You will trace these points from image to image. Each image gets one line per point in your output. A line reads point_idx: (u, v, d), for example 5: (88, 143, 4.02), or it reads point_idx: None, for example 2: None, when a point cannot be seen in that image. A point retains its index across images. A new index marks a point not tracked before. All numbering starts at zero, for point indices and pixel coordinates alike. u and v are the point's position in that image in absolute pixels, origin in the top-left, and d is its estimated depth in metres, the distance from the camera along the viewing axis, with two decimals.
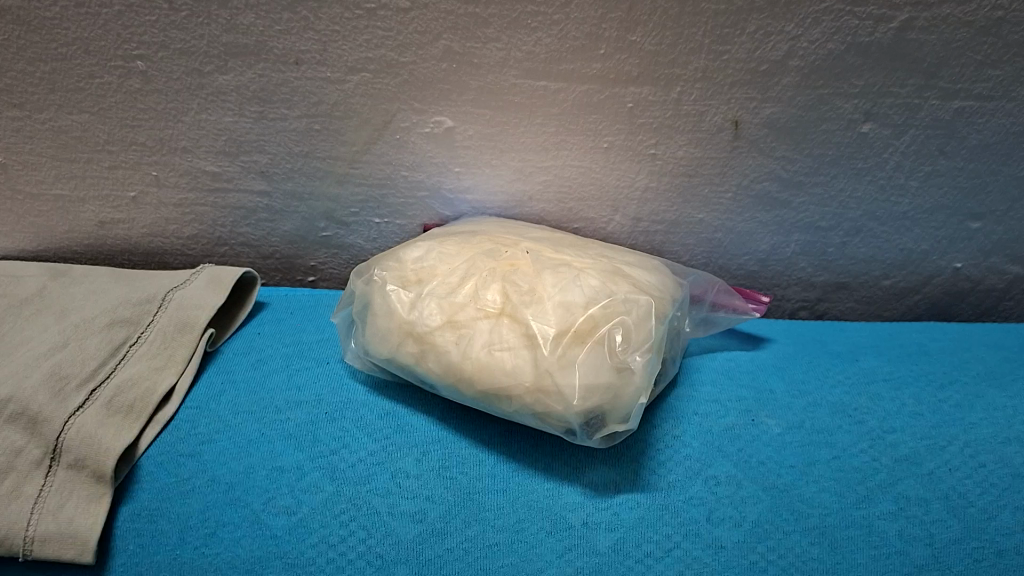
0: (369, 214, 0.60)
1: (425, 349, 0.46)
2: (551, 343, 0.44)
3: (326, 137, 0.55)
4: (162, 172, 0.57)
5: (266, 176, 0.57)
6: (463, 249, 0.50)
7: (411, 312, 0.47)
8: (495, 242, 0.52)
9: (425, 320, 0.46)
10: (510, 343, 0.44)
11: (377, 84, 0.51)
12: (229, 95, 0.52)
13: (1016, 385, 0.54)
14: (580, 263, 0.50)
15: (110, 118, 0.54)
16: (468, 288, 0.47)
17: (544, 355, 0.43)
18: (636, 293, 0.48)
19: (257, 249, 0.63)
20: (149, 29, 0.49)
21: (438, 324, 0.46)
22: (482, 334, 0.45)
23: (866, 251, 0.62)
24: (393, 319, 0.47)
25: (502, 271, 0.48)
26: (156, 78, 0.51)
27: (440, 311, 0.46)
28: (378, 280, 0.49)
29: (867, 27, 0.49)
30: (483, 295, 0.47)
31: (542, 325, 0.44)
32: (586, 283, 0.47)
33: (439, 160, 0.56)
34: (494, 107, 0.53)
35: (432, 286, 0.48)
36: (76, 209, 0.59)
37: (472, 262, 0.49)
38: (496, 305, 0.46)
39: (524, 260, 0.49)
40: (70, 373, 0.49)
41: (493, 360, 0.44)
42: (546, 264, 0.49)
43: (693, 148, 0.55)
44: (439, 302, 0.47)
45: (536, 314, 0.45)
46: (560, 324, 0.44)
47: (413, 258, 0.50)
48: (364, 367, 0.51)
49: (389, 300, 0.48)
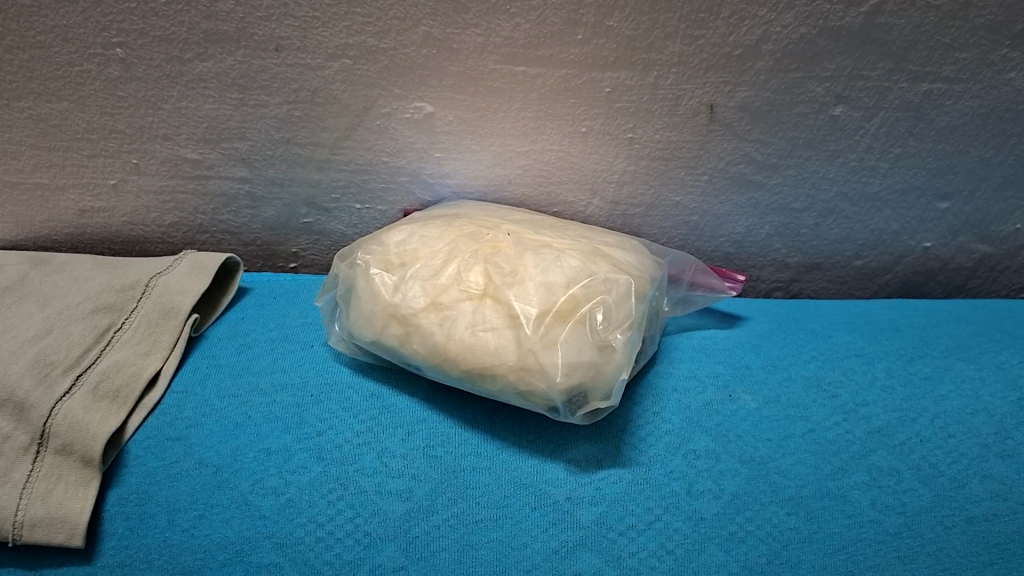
0: (349, 200, 0.60)
1: (410, 331, 0.46)
2: (534, 323, 0.45)
3: (307, 123, 0.55)
4: (142, 160, 0.57)
5: (246, 162, 0.58)
6: (446, 232, 0.51)
7: (394, 295, 0.47)
8: (477, 225, 0.52)
9: (409, 303, 0.47)
10: (493, 324, 0.45)
11: (357, 70, 0.52)
12: (210, 82, 0.52)
13: (982, 359, 0.56)
14: (560, 244, 0.51)
15: (89, 106, 0.54)
16: (451, 271, 0.48)
17: (527, 335, 0.44)
18: (616, 273, 0.49)
19: (239, 236, 0.63)
20: (128, 16, 0.49)
21: (421, 306, 0.46)
22: (466, 315, 0.46)
23: (838, 232, 0.64)
24: (378, 301, 0.48)
25: (484, 253, 0.49)
26: (136, 66, 0.51)
27: (424, 294, 0.47)
28: (361, 264, 0.50)
29: (838, 12, 0.50)
30: (466, 277, 0.47)
31: (525, 306, 0.45)
32: (566, 262, 0.48)
33: (419, 145, 0.57)
34: (473, 92, 0.53)
35: (415, 270, 0.48)
36: (56, 198, 0.59)
37: (454, 244, 0.50)
38: (479, 287, 0.47)
39: (505, 242, 0.50)
40: (56, 360, 0.49)
41: (477, 341, 0.45)
42: (527, 246, 0.50)
43: (670, 132, 0.56)
44: (422, 285, 0.47)
45: (518, 295, 0.46)
46: (542, 304, 0.45)
47: (396, 241, 0.51)
48: (351, 350, 0.52)
49: (373, 283, 0.49)
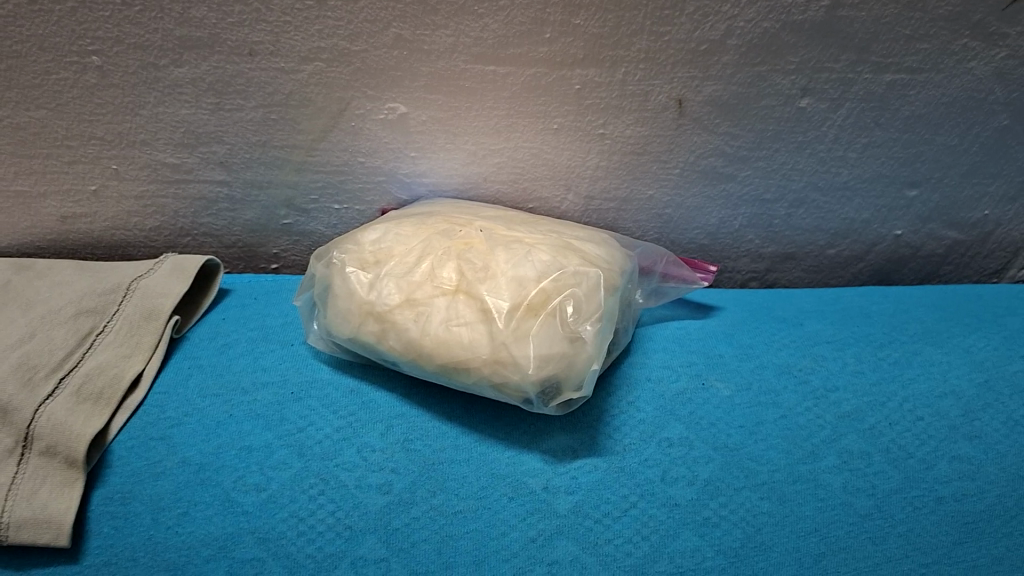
0: (328, 201, 0.61)
1: (386, 328, 0.47)
2: (506, 316, 0.46)
3: (283, 126, 0.56)
4: (122, 165, 0.58)
5: (225, 166, 0.58)
6: (419, 230, 0.52)
7: (370, 292, 0.48)
8: (450, 222, 0.53)
9: (384, 300, 0.48)
10: (467, 318, 0.46)
11: (330, 73, 0.53)
12: (185, 87, 0.53)
13: (950, 343, 0.58)
14: (531, 239, 0.52)
15: (68, 114, 0.54)
16: (425, 268, 0.49)
17: (499, 328, 0.45)
18: (585, 265, 0.50)
19: (220, 238, 0.64)
20: (102, 24, 0.50)
21: (397, 303, 0.47)
22: (440, 311, 0.47)
23: (809, 221, 0.65)
24: (354, 299, 0.49)
25: (456, 250, 0.50)
26: (112, 73, 0.52)
27: (398, 291, 0.48)
28: (337, 263, 0.51)
29: (800, 6, 0.51)
30: (439, 273, 0.48)
31: (497, 299, 0.46)
32: (536, 255, 0.49)
33: (394, 145, 0.58)
34: (445, 93, 0.54)
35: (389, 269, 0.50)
36: (38, 205, 0.60)
37: (428, 241, 0.51)
38: (452, 283, 0.48)
39: (477, 237, 0.51)
40: (39, 363, 0.50)
41: (452, 336, 0.46)
42: (499, 242, 0.51)
43: (641, 127, 0.57)
44: (397, 282, 0.48)
45: (490, 290, 0.47)
46: (513, 298, 0.46)
47: (370, 240, 0.52)
48: (332, 348, 0.54)
49: (349, 281, 0.50)
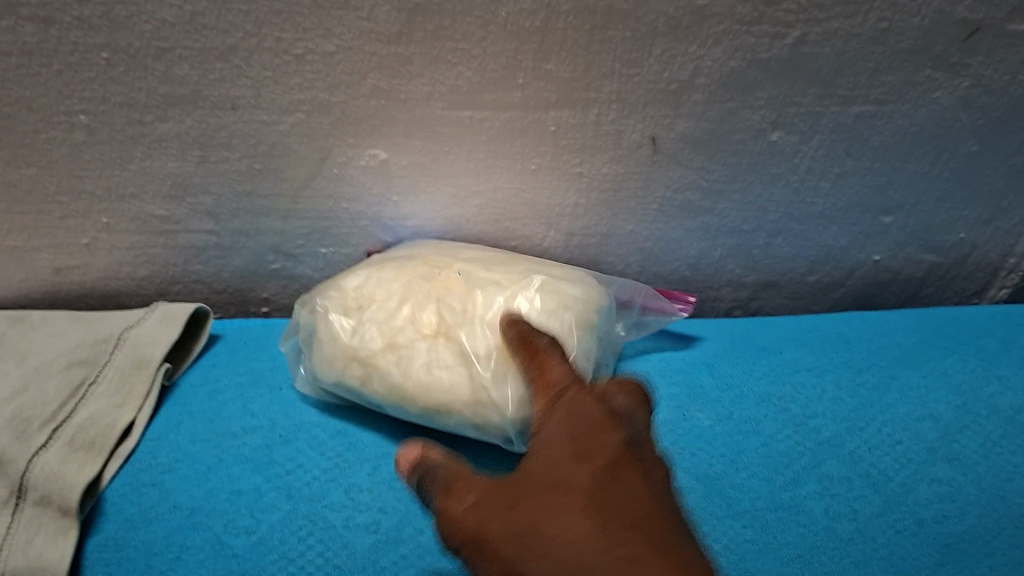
0: (314, 245, 0.63)
1: (369, 372, 0.49)
2: (483, 360, 0.48)
3: (268, 176, 0.58)
4: (112, 218, 0.59)
5: (212, 215, 0.60)
6: (401, 273, 0.52)
7: (353, 337, 0.50)
8: (431, 266, 0.53)
9: (367, 344, 0.50)
10: (445, 362, 0.48)
11: (311, 123, 0.54)
12: (171, 141, 0.55)
13: (927, 367, 0.60)
14: (510, 278, 0.52)
15: (58, 171, 0.56)
16: (406, 312, 0.51)
17: (476, 372, 0.47)
18: (560, 303, 0.51)
19: (210, 285, 0.65)
20: (89, 85, 0.52)
21: (378, 347, 0.49)
22: (420, 355, 0.49)
23: (788, 250, 0.66)
24: (337, 344, 0.50)
25: (436, 293, 0.51)
26: (100, 130, 0.54)
27: (380, 335, 0.50)
28: (321, 309, 0.52)
29: (764, 45, 0.52)
30: (420, 317, 0.50)
31: (474, 342, 0.48)
32: (511, 294, 0.51)
33: (376, 190, 0.59)
34: (424, 138, 0.56)
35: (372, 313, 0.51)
36: (31, 259, 0.62)
37: (408, 280, 0.52)
38: (431, 326, 0.50)
39: (455, 275, 0.52)
40: (33, 416, 0.51)
41: (431, 379, 0.48)
42: (477, 282, 0.52)
43: (616, 165, 0.59)
44: (378, 326, 0.50)
45: (469, 333, 0.49)
46: (490, 341, 0.48)
47: (352, 285, 0.53)
48: (317, 392, 0.55)
49: (333, 327, 0.51)
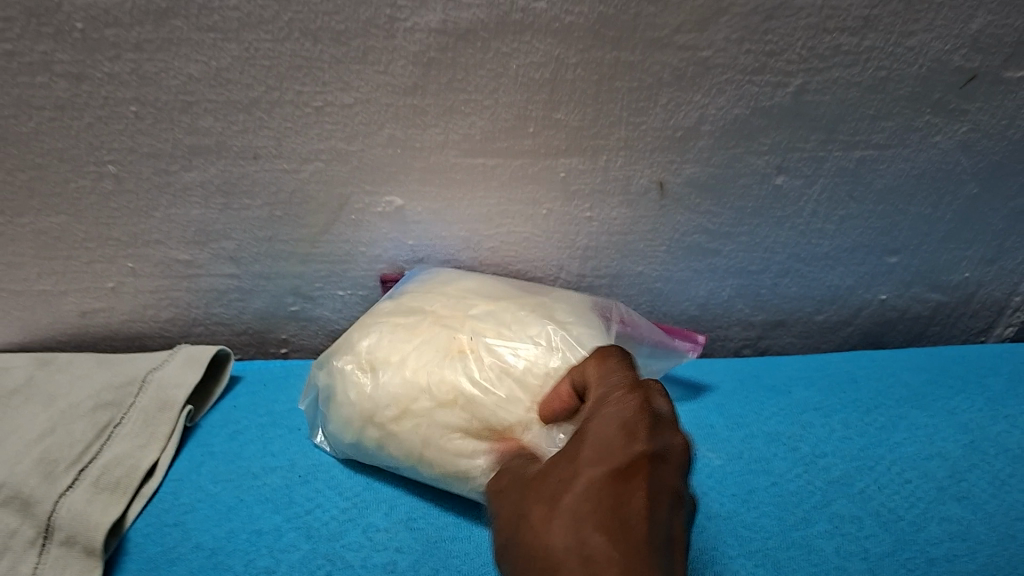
0: (332, 288, 0.64)
1: (386, 437, 0.51)
2: (498, 434, 0.49)
3: (288, 222, 0.59)
4: (138, 263, 0.61)
5: (234, 260, 0.62)
6: (416, 333, 0.53)
7: (369, 402, 0.51)
8: (446, 322, 0.54)
9: (383, 410, 0.51)
10: (461, 432, 0.49)
11: (330, 171, 0.56)
12: (196, 190, 0.57)
13: (935, 406, 0.61)
14: (528, 337, 0.53)
15: (86, 218, 0.58)
16: (421, 375, 0.51)
17: (492, 447, 0.49)
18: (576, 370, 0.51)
19: (231, 327, 0.67)
20: (118, 137, 0.54)
21: (395, 415, 0.50)
22: (437, 423, 0.50)
23: (796, 290, 0.67)
24: (354, 407, 0.52)
25: (453, 356, 0.52)
26: (128, 179, 0.56)
27: (396, 401, 0.51)
28: (340, 369, 0.54)
29: (766, 93, 0.54)
30: (436, 381, 0.50)
31: (490, 415, 0.49)
32: (527, 361, 0.51)
33: (392, 235, 0.61)
34: (438, 185, 0.58)
35: (390, 376, 0.52)
36: (58, 302, 0.63)
37: (424, 341, 0.53)
38: (447, 394, 0.50)
39: (472, 338, 0.53)
40: (59, 457, 0.52)
41: (447, 451, 0.49)
42: (495, 343, 0.52)
43: (625, 210, 0.60)
44: (394, 390, 0.51)
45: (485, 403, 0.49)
46: (507, 414, 0.49)
47: (368, 346, 0.54)
48: (332, 448, 0.56)
49: (350, 389, 0.52)
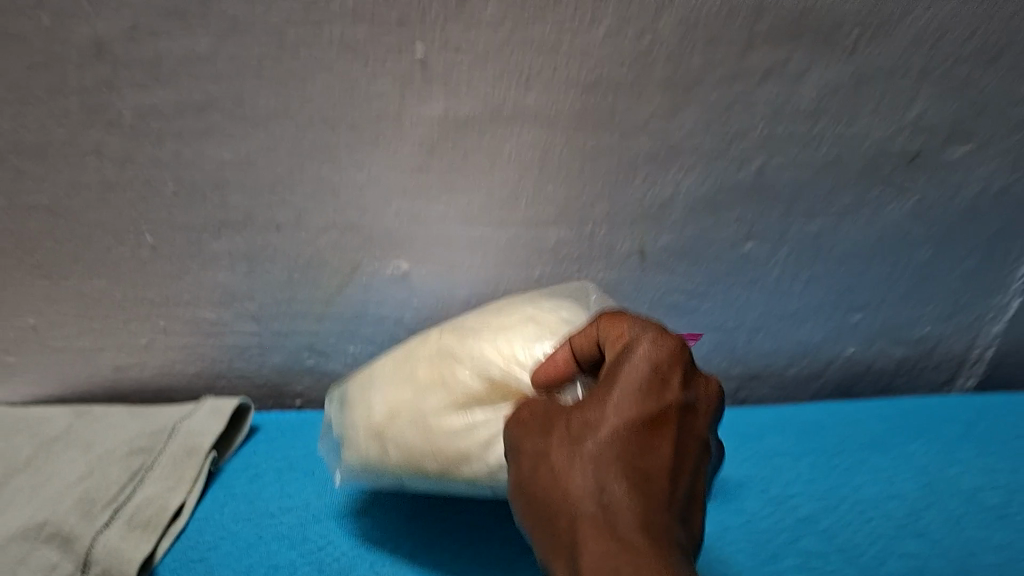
0: (345, 344, 0.70)
1: (385, 444, 0.54)
2: (483, 402, 0.52)
3: (305, 284, 0.66)
4: (168, 321, 0.68)
5: (256, 318, 0.68)
6: (403, 353, 0.58)
7: (367, 418, 0.55)
8: (431, 335, 0.58)
9: (376, 420, 0.54)
10: (447, 408, 0.52)
11: (343, 242, 0.63)
12: (223, 258, 0.64)
13: (896, 451, 0.66)
14: (501, 318, 0.56)
15: (124, 281, 0.65)
16: (407, 380, 0.55)
17: (483, 419, 0.51)
18: (549, 335, 0.53)
19: (252, 380, 0.73)
20: (157, 212, 0.61)
21: (388, 414, 0.54)
22: (426, 410, 0.53)
23: (771, 344, 0.73)
24: (358, 429, 0.56)
25: (433, 352, 0.56)
26: (163, 249, 0.63)
27: (387, 402, 0.55)
28: (346, 402, 0.59)
29: (731, 170, 0.61)
30: (420, 377, 0.55)
31: (470, 384, 0.52)
32: (498, 337, 0.54)
33: (400, 297, 0.67)
34: (441, 252, 0.64)
35: (378, 384, 0.57)
36: (95, 358, 0.70)
37: (409, 357, 0.57)
38: (429, 380, 0.54)
39: (445, 332, 0.57)
40: (97, 497, 0.58)
41: (439, 430, 0.51)
42: (469, 331, 0.56)
43: (610, 273, 0.66)
44: (386, 402, 0.55)
45: (464, 376, 0.52)
46: (484, 379, 0.52)
47: (368, 378, 0.59)
48: (340, 479, 0.58)
49: (352, 415, 0.57)
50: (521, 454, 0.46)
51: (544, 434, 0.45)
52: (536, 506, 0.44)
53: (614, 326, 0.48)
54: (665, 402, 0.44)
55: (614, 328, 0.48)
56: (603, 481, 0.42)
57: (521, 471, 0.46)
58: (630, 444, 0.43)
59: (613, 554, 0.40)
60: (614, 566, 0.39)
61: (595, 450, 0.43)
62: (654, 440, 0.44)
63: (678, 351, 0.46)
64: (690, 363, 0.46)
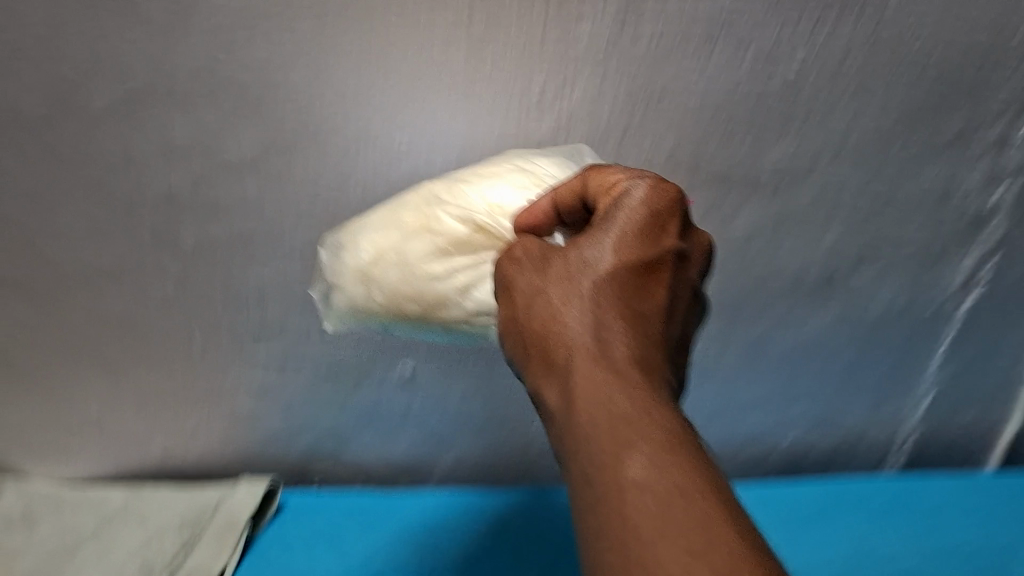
0: (361, 429, 0.85)
1: (369, 279, 0.58)
2: (463, 250, 0.58)
3: (329, 382, 0.81)
4: (211, 412, 0.81)
5: (286, 408, 0.82)
6: (386, 207, 0.62)
7: (353, 255, 0.59)
8: (413, 190, 0.62)
9: (361, 257, 0.59)
10: (429, 255, 0.58)
11: (362, 345, 0.78)
12: (260, 360, 0.78)
13: (812, 533, 0.83)
14: (482, 173, 0.61)
15: (177, 378, 0.78)
16: (391, 220, 0.60)
17: (463, 264, 0.58)
18: (528, 177, 0.60)
19: (279, 461, 0.86)
20: (208, 323, 0.75)
21: (372, 258, 0.59)
22: (412, 252, 0.58)
23: (725, 431, 0.90)
24: (342, 267, 0.60)
25: (418, 203, 0.60)
26: (210, 351, 0.77)
27: (373, 245, 0.59)
28: (331, 245, 0.62)
29: None
30: (405, 221, 0.60)
31: (452, 228, 0.58)
32: (479, 196, 0.59)
33: (406, 393, 0.83)
34: (441, 354, 0.80)
35: (366, 228, 0.60)
36: (147, 444, 0.82)
37: (392, 207, 0.61)
38: (415, 223, 0.59)
39: (436, 181, 0.62)
40: (154, 564, 0.71)
41: (421, 276, 0.58)
42: (453, 182, 0.61)
43: None
44: (369, 242, 0.59)
45: (445, 228, 0.58)
46: (464, 228, 0.58)
47: (353, 225, 0.62)
48: (331, 323, 0.63)
49: (334, 265, 0.60)
50: (514, 291, 0.49)
51: (538, 275, 0.49)
52: (533, 337, 0.47)
53: (608, 176, 0.52)
54: (661, 249, 0.48)
55: (605, 178, 0.51)
56: (600, 316, 0.46)
57: (514, 306, 0.49)
58: (628, 283, 0.47)
59: (624, 396, 0.42)
60: (613, 388, 0.43)
61: (590, 290, 0.47)
62: (650, 282, 0.48)
63: (677, 200, 0.49)
64: (686, 214, 0.50)
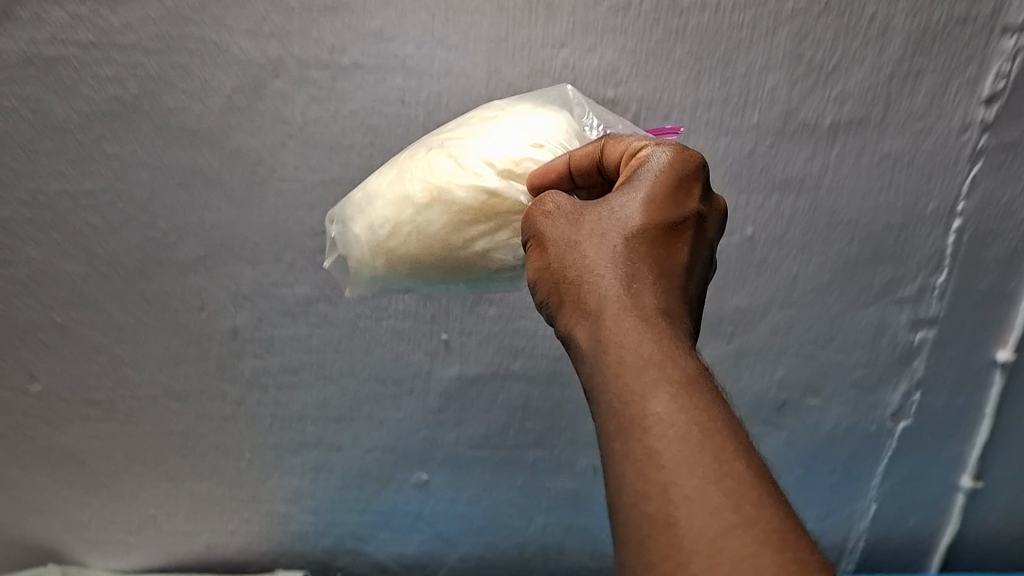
0: (379, 530, 0.99)
1: (392, 250, 0.64)
2: (474, 220, 0.62)
3: (354, 489, 0.95)
4: (250, 513, 0.97)
5: (313, 511, 0.97)
6: (395, 172, 0.66)
7: (372, 232, 0.65)
8: (416, 151, 0.67)
9: (380, 231, 0.64)
10: (443, 224, 0.63)
11: (386, 459, 0.93)
12: (294, 469, 0.93)
13: None
14: (478, 129, 0.65)
15: (224, 484, 0.94)
16: (400, 190, 0.64)
17: (476, 235, 0.63)
18: (525, 136, 0.64)
19: (305, 555, 1.01)
20: (254, 438, 0.90)
21: (390, 231, 0.64)
22: (427, 223, 0.63)
23: None
24: (364, 242, 0.65)
25: (423, 166, 0.64)
26: (254, 462, 0.92)
27: (388, 219, 0.64)
28: (347, 219, 0.68)
29: None
30: (413, 190, 0.63)
31: (463, 197, 0.62)
32: (480, 152, 0.63)
33: (421, 499, 0.96)
34: (451, 468, 0.94)
35: (378, 198, 0.66)
36: (194, 539, 0.99)
37: (400, 172, 0.66)
38: (424, 196, 0.63)
39: (436, 146, 0.65)
40: None
41: (441, 248, 0.63)
42: (452, 141, 0.65)
43: (572, 482, 0.96)
44: (384, 216, 0.64)
45: (455, 196, 0.62)
46: (472, 199, 0.62)
47: (364, 194, 0.67)
48: (354, 290, 0.70)
49: (358, 237, 0.66)
50: (549, 243, 0.56)
51: (574, 229, 0.56)
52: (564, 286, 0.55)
53: (631, 143, 0.59)
54: (684, 214, 0.55)
55: (629, 146, 0.58)
56: (631, 272, 0.53)
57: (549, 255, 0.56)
58: (657, 245, 0.55)
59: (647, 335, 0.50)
60: (644, 335, 0.50)
61: (621, 244, 0.54)
62: (672, 243, 0.55)
63: (697, 164, 0.57)
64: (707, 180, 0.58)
